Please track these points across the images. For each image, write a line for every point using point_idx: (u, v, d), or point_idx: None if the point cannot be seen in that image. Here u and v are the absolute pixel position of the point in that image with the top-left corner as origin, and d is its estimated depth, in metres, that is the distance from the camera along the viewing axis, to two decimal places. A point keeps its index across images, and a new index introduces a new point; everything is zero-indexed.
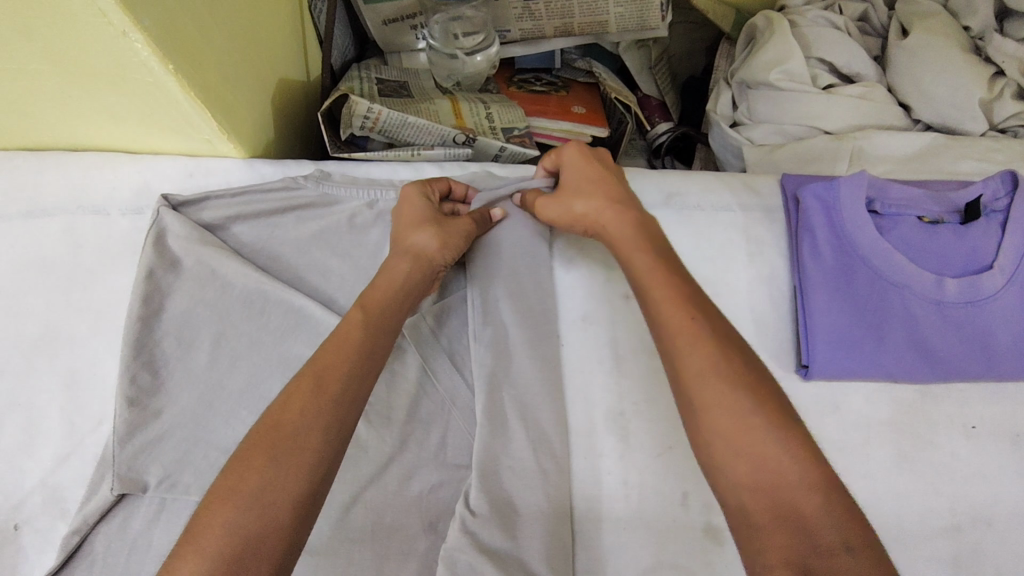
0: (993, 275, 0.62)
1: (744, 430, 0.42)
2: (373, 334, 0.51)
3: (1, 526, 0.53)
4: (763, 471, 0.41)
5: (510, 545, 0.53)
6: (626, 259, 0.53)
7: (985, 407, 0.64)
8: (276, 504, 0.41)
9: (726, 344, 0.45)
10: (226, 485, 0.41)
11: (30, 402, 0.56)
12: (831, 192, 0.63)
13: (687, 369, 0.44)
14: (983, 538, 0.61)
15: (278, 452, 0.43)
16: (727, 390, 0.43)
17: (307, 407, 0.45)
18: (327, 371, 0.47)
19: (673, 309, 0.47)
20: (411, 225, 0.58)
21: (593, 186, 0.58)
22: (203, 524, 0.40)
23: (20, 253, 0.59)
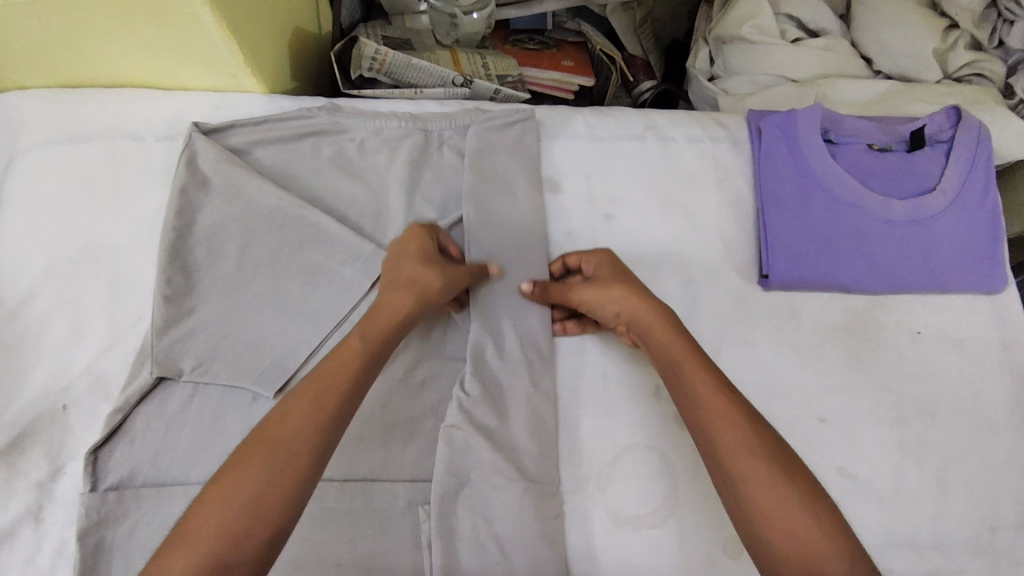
0: (936, 197, 0.70)
1: (768, 484, 0.46)
2: (371, 362, 0.53)
3: (52, 405, 0.61)
4: (784, 524, 0.45)
5: (500, 421, 0.62)
6: (659, 343, 0.57)
7: (931, 316, 0.71)
8: (263, 516, 0.44)
9: (755, 424, 0.50)
10: (218, 490, 0.44)
11: (75, 302, 0.64)
12: (790, 122, 0.70)
13: (719, 441, 0.49)
14: (925, 427, 0.69)
15: (271, 469, 0.45)
16: (746, 452, 0.48)
17: (299, 425, 0.47)
18: (321, 393, 0.49)
19: (709, 389, 0.52)
20: (416, 262, 0.59)
21: (626, 278, 0.61)
22: (195, 524, 0.43)
23: (67, 173, 0.67)
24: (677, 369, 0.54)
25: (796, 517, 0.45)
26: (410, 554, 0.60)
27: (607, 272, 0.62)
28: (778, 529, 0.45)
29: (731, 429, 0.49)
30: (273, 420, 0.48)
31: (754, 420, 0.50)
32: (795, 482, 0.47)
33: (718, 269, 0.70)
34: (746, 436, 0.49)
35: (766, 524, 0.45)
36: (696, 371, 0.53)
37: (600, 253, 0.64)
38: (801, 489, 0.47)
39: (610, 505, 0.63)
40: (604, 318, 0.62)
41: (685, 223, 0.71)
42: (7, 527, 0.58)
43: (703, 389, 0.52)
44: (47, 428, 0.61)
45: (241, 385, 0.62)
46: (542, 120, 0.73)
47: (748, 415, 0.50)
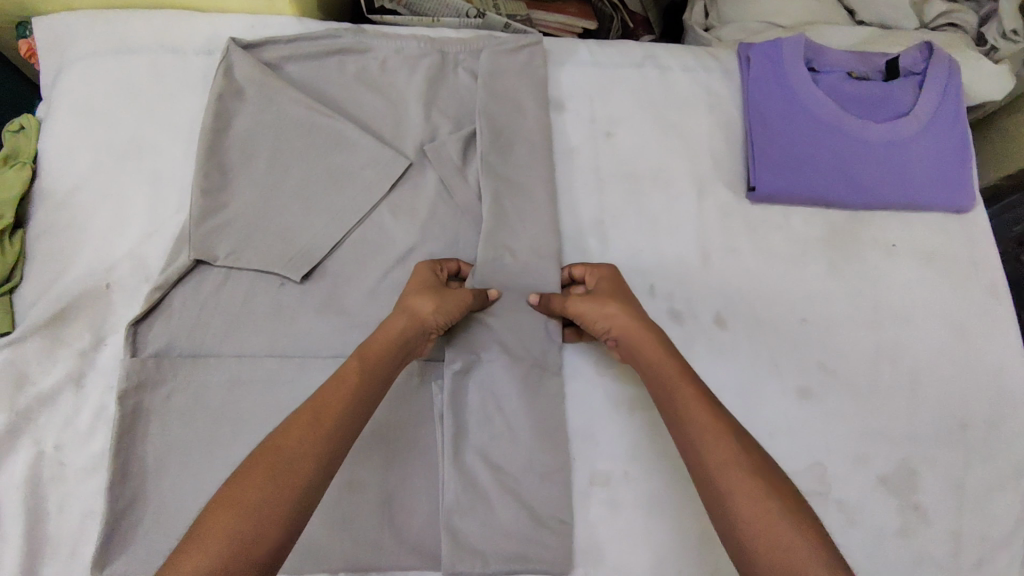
0: (910, 121, 0.76)
1: (756, 498, 0.47)
2: (373, 379, 0.55)
3: (97, 283, 0.66)
4: (769, 537, 0.46)
5: (507, 310, 0.67)
6: (650, 362, 0.59)
7: (905, 231, 0.77)
8: (267, 523, 0.45)
9: (745, 442, 0.52)
10: (228, 496, 0.46)
11: (120, 193, 0.69)
12: (776, 50, 0.77)
13: (708, 456, 0.51)
14: (899, 331, 0.74)
15: (279, 481, 0.47)
16: (735, 465, 0.49)
17: (305, 436, 0.49)
18: (325, 408, 0.51)
19: (699, 407, 0.54)
20: (415, 291, 0.61)
21: (621, 297, 0.63)
22: (202, 530, 0.44)
23: (114, 81, 0.73)
24: (669, 393, 0.56)
25: (780, 529, 0.46)
26: (423, 425, 0.65)
27: (606, 288, 0.64)
28: (767, 541, 0.46)
29: (721, 445, 0.51)
30: (279, 433, 0.49)
31: (741, 439, 0.52)
32: (782, 498, 0.48)
33: (709, 183, 0.76)
34: (735, 454, 0.50)
35: (754, 534, 0.46)
36: (687, 394, 0.55)
37: (603, 270, 0.66)
38: (786, 503, 0.48)
39: (607, 390, 0.68)
40: (594, 332, 0.64)
41: (679, 142, 0.77)
42: (51, 390, 0.63)
43: (693, 408, 0.54)
44: (90, 305, 0.66)
45: (271, 271, 0.67)
46: (550, 47, 0.79)
47: (736, 435, 0.52)
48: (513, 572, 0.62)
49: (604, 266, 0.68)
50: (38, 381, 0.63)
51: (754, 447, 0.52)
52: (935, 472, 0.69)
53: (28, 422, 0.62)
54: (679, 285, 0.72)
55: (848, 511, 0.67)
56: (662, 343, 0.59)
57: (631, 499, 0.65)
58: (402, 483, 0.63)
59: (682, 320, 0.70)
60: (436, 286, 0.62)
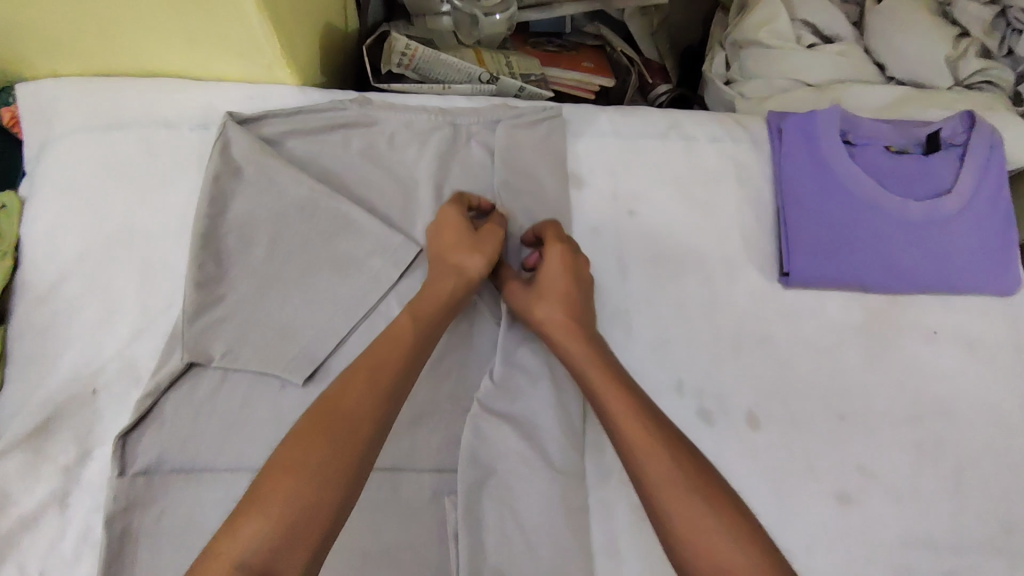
0: (952, 199, 0.71)
1: (695, 515, 0.48)
2: (421, 340, 0.58)
3: (82, 389, 0.61)
4: (707, 559, 0.46)
5: (525, 415, 0.63)
6: (582, 374, 0.58)
7: (946, 316, 0.73)
8: (334, 480, 0.47)
9: (682, 453, 0.51)
10: (287, 459, 0.48)
11: (107, 285, 0.64)
12: (810, 122, 0.72)
13: (645, 477, 0.51)
14: (939, 426, 0.70)
15: (338, 439, 0.49)
16: (671, 479, 0.50)
17: (361, 397, 0.52)
18: (379, 368, 0.54)
19: (633, 424, 0.53)
20: (453, 246, 0.63)
21: (556, 297, 0.62)
22: (268, 489, 0.46)
23: (102, 159, 0.67)
24: (603, 408, 0.56)
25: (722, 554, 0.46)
26: (437, 541, 0.60)
27: (552, 284, 0.62)
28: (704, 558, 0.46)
29: (657, 463, 0.51)
30: (335, 394, 0.52)
31: (679, 453, 0.51)
32: (724, 516, 0.48)
33: (738, 265, 0.71)
34: (673, 473, 0.50)
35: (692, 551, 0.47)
36: (620, 410, 0.54)
37: (557, 249, 0.63)
38: (727, 518, 0.48)
39: (633, 497, 0.63)
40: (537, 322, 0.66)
41: (706, 221, 0.72)
42: (34, 510, 0.58)
43: (626, 424, 0.54)
44: (75, 413, 0.61)
45: (272, 373, 0.63)
46: (569, 117, 0.74)
47: (672, 450, 0.51)
48: None
49: (556, 244, 0.64)
50: (18, 502, 0.58)
51: (691, 458, 0.51)
52: None
53: (8, 546, 0.57)
54: (708, 379, 0.67)
55: None
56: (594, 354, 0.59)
57: None
58: None
59: (710, 418, 0.66)
60: (471, 236, 0.64)
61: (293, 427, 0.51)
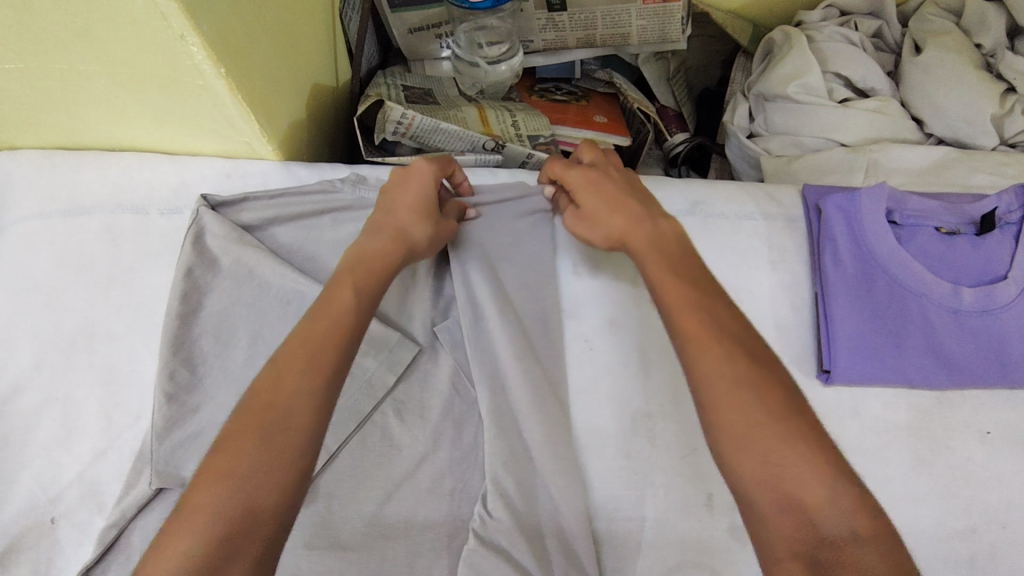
0: (1008, 285, 0.64)
1: (762, 435, 0.42)
2: (365, 312, 0.51)
3: (39, 519, 0.54)
4: (770, 475, 0.41)
5: (537, 546, 0.55)
6: (654, 282, 0.51)
7: (1000, 414, 0.65)
8: (266, 489, 0.41)
9: (756, 370, 0.44)
10: (219, 464, 0.41)
11: (68, 397, 0.57)
12: (852, 203, 0.65)
13: (709, 393, 0.44)
14: (998, 540, 0.62)
15: (274, 436, 0.42)
16: (744, 397, 0.43)
17: (298, 384, 0.45)
18: (317, 352, 0.46)
19: (701, 344, 0.46)
20: (413, 214, 0.58)
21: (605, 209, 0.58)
22: (193, 504, 0.40)
23: (61, 250, 0.60)
24: (672, 324, 0.48)
25: (811, 500, 0.40)
26: None
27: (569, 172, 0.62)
28: (769, 480, 0.41)
29: (721, 379, 0.44)
30: (270, 385, 0.45)
31: (762, 385, 0.44)
32: (816, 457, 0.41)
33: None
34: (744, 394, 0.43)
35: (758, 470, 0.41)
36: (689, 324, 0.47)
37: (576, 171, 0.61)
38: (820, 463, 0.41)
39: None
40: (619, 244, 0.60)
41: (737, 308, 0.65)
42: None
43: (697, 349, 0.46)
44: (32, 545, 0.54)
45: None
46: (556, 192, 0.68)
47: (751, 376, 0.44)
48: None
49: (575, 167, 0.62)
50: None
51: (774, 385, 0.44)
52: None
53: None
54: None
55: None
56: (664, 268, 0.52)
57: None
58: None
59: (745, 539, 0.58)
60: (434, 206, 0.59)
61: (223, 428, 0.44)
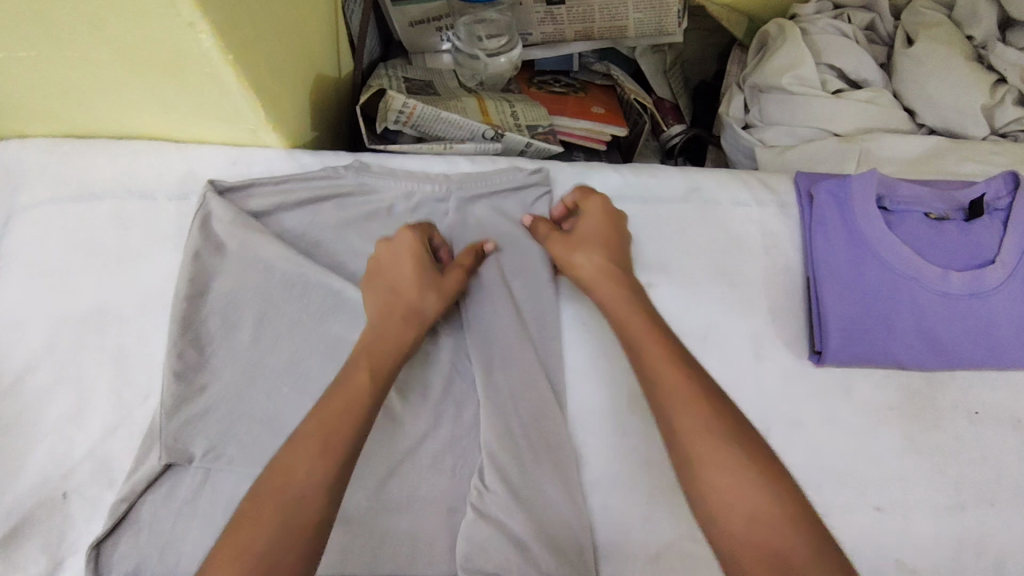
0: (996, 269, 0.65)
1: (743, 493, 0.46)
2: (378, 395, 0.53)
3: (51, 493, 0.56)
4: (750, 531, 0.45)
5: (534, 519, 0.57)
6: (635, 343, 0.55)
7: (988, 394, 0.67)
8: (285, 546, 0.45)
9: (734, 429, 0.49)
10: (239, 537, 0.45)
11: (80, 376, 0.59)
12: (843, 189, 0.66)
13: (695, 452, 0.48)
14: (988, 517, 0.64)
15: (287, 520, 0.46)
16: (728, 454, 0.48)
17: (312, 467, 0.48)
18: (333, 435, 0.49)
19: (691, 408, 0.50)
20: (416, 292, 0.58)
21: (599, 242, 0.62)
22: (226, 549, 0.45)
23: (71, 234, 0.62)
24: (659, 387, 0.52)
25: (790, 552, 0.44)
26: None
27: (596, 231, 0.63)
28: (749, 534, 0.45)
29: (705, 440, 0.49)
30: (293, 447, 0.49)
31: (743, 440, 0.49)
32: (791, 514, 0.45)
33: (767, 343, 0.65)
34: (729, 454, 0.48)
35: (739, 524, 0.46)
36: (678, 387, 0.51)
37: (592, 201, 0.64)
38: (792, 519, 0.45)
39: None
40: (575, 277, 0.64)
41: (731, 292, 0.67)
42: None
43: (683, 410, 0.50)
44: (44, 519, 0.55)
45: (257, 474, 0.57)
46: (555, 179, 0.69)
47: (734, 437, 0.49)
48: None
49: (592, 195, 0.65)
50: None
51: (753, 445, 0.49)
52: None
53: None
54: None
55: None
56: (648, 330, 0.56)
57: None
58: None
59: None
60: (435, 279, 0.59)
61: (253, 484, 0.48)
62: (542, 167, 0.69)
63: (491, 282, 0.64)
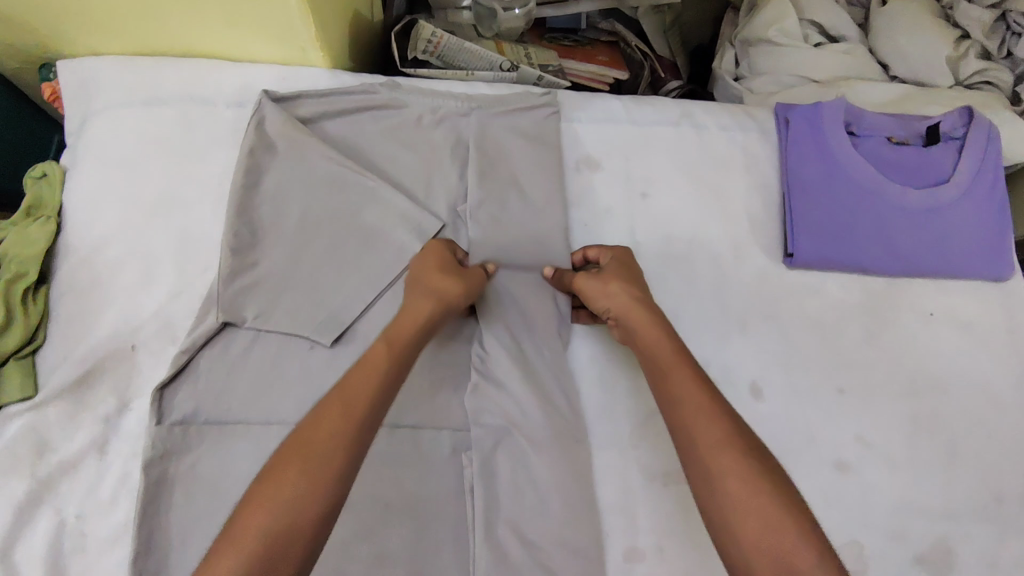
0: (950, 187, 0.75)
1: (744, 486, 0.47)
2: (394, 375, 0.53)
3: (122, 345, 0.65)
4: (752, 522, 0.45)
5: (537, 380, 0.67)
6: (653, 349, 0.57)
7: (942, 299, 0.76)
8: (304, 516, 0.45)
9: (738, 428, 0.50)
10: (267, 488, 0.46)
11: (147, 250, 0.68)
12: (816, 113, 0.76)
13: (700, 449, 0.49)
14: (939, 403, 0.72)
15: (309, 487, 0.46)
16: (727, 450, 0.48)
17: (335, 429, 0.49)
18: (352, 399, 0.50)
19: (698, 410, 0.51)
20: (437, 273, 0.62)
21: (628, 278, 0.63)
22: (247, 519, 0.45)
23: (142, 133, 0.71)
24: (672, 388, 0.54)
25: (789, 550, 0.44)
26: (451, 497, 0.64)
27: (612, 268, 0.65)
28: (752, 528, 0.45)
29: (711, 436, 0.49)
30: (312, 421, 0.49)
31: (747, 441, 0.49)
32: (791, 511, 0.45)
33: (745, 248, 0.75)
34: (729, 447, 0.49)
35: (741, 518, 0.46)
36: (687, 384, 0.53)
37: (618, 252, 0.68)
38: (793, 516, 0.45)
39: (641, 458, 0.67)
40: (596, 310, 0.64)
41: (716, 202, 0.76)
42: (74, 456, 0.62)
43: (693, 403, 0.52)
44: (114, 366, 0.64)
45: (300, 334, 0.66)
46: (564, 102, 0.78)
47: (738, 436, 0.49)
48: None
49: (617, 249, 0.68)
50: (60, 447, 0.62)
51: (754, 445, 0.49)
52: (971, 547, 0.68)
53: (50, 490, 0.61)
54: (715, 353, 0.71)
55: None
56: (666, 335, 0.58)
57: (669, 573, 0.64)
58: (432, 563, 0.62)
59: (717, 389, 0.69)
60: (454, 266, 0.64)
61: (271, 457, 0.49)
62: (551, 91, 0.77)
63: (506, 185, 0.73)
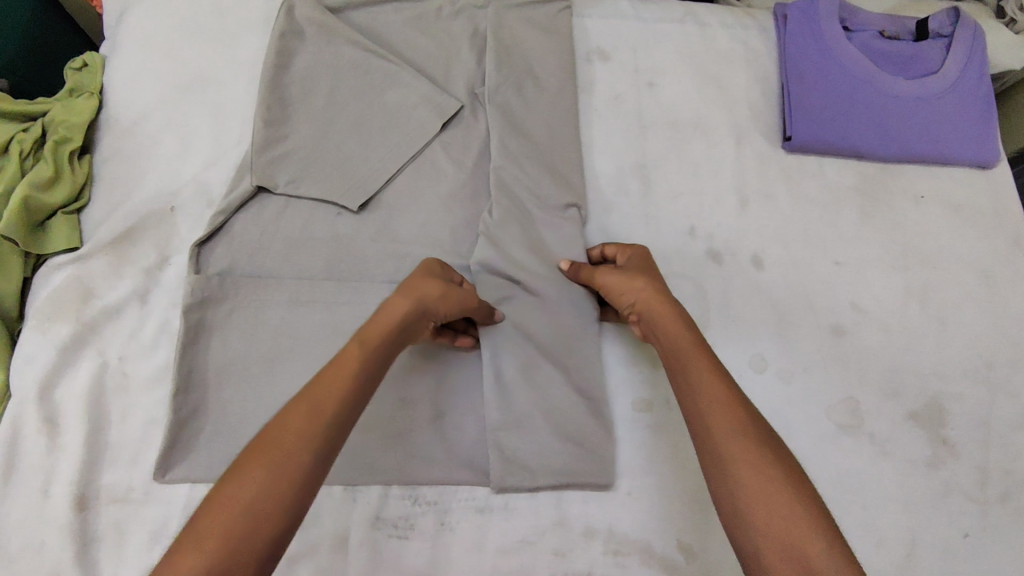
0: (938, 78, 0.79)
1: (756, 477, 0.45)
2: (372, 376, 0.47)
3: (162, 207, 0.69)
4: (764, 512, 0.43)
5: (552, 244, 0.71)
6: (667, 334, 0.56)
7: (930, 184, 0.80)
8: (263, 529, 0.39)
9: (750, 416, 0.49)
10: (218, 498, 0.40)
11: (185, 123, 0.72)
12: (812, 8, 0.80)
13: (717, 433, 0.48)
14: (930, 277, 0.77)
15: (271, 497, 0.40)
16: (740, 435, 0.47)
17: (302, 430, 0.43)
18: (326, 401, 0.44)
19: (715, 392, 0.50)
20: (425, 279, 0.55)
21: (652, 275, 0.61)
22: (196, 530, 0.39)
23: (178, 18, 0.76)
24: (685, 371, 0.53)
25: (806, 545, 0.42)
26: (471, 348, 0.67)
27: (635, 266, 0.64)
28: (769, 518, 0.43)
29: (724, 422, 0.48)
30: (274, 424, 0.43)
31: (758, 432, 0.48)
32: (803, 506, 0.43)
33: (746, 134, 0.79)
34: (740, 438, 0.47)
35: (752, 506, 0.44)
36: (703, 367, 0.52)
37: (636, 250, 0.66)
38: (807, 509, 0.43)
39: None
40: (620, 307, 0.62)
41: (718, 92, 0.80)
42: (117, 302, 0.66)
43: (708, 385, 0.51)
44: (155, 226, 0.68)
45: (329, 200, 0.70)
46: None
47: (753, 427, 0.48)
48: (559, 487, 0.64)
49: (636, 248, 0.67)
50: (103, 295, 0.66)
51: (766, 435, 0.48)
52: (962, 407, 0.72)
53: (94, 334, 0.65)
54: (718, 226, 0.75)
55: (881, 443, 0.69)
56: (680, 319, 0.56)
57: (675, 421, 0.68)
58: (454, 405, 0.66)
59: (720, 258, 0.73)
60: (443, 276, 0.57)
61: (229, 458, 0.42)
62: None
63: (522, 70, 0.77)
